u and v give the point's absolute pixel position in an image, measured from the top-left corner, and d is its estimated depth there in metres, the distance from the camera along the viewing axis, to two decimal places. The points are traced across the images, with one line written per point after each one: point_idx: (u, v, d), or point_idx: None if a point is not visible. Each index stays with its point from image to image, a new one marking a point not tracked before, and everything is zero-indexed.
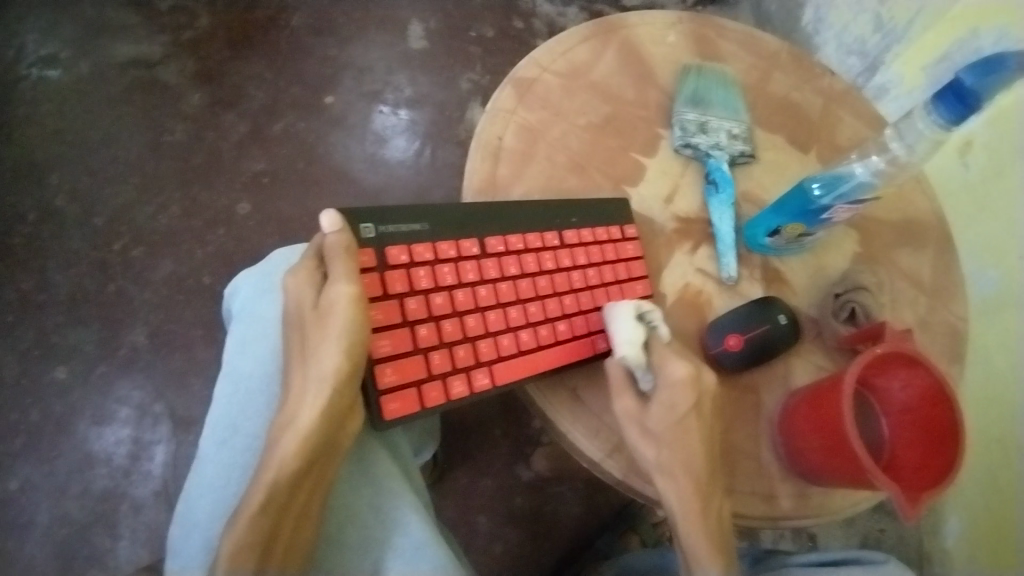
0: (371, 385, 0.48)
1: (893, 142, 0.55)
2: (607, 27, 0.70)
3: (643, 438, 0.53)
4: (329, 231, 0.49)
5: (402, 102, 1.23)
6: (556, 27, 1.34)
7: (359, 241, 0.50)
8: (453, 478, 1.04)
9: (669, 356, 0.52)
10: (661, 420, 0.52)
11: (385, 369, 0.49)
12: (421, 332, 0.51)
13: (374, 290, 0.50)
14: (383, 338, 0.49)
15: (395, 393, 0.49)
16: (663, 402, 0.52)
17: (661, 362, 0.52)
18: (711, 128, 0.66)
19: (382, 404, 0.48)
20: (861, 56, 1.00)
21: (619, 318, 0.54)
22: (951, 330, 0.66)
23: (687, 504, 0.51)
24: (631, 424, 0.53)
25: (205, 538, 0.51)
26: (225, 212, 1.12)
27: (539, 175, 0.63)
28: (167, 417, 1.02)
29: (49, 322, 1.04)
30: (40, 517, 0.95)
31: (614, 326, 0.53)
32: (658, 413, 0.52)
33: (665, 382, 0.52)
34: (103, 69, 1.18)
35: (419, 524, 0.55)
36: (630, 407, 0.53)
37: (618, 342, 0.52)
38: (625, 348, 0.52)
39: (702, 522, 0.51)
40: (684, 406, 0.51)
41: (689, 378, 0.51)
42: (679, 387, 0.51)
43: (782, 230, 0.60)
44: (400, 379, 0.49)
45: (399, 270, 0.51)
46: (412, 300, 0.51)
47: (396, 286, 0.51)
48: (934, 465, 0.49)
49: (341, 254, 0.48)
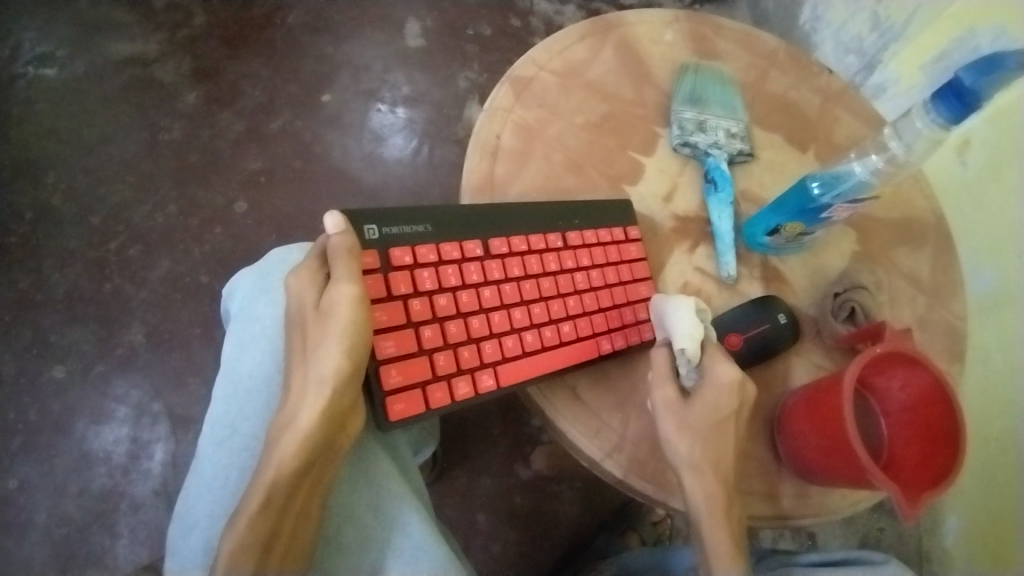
0: (375, 386, 0.48)
1: (892, 141, 0.54)
2: (605, 25, 0.70)
3: (678, 434, 0.52)
4: (332, 232, 0.49)
5: (399, 101, 1.23)
6: (553, 25, 1.33)
7: (362, 242, 0.50)
8: (453, 477, 1.04)
9: (719, 357, 0.53)
10: (701, 417, 0.52)
11: (390, 370, 0.48)
12: (425, 334, 0.50)
13: (378, 291, 0.49)
14: (386, 339, 0.49)
15: (401, 395, 0.48)
16: (706, 401, 0.52)
17: (713, 363, 0.53)
18: (709, 126, 0.65)
19: (387, 406, 0.48)
20: (858, 54, 1.00)
21: (677, 310, 0.54)
22: (950, 329, 0.66)
23: (715, 504, 0.51)
24: (668, 417, 0.52)
25: (204, 538, 0.51)
26: (222, 210, 1.12)
27: (538, 175, 0.63)
28: (166, 416, 1.01)
29: (46, 321, 1.03)
30: (38, 517, 0.95)
31: (673, 318, 0.54)
32: (700, 410, 0.52)
33: (711, 382, 0.52)
34: (99, 68, 1.17)
35: (419, 524, 0.55)
36: (670, 399, 0.53)
37: (678, 335, 0.53)
38: (686, 342, 0.52)
39: (725, 521, 0.50)
40: (727, 408, 0.52)
41: (738, 383, 0.52)
42: (725, 389, 0.52)
43: (781, 229, 0.60)
44: (405, 381, 0.49)
45: (403, 271, 0.51)
46: (416, 301, 0.51)
47: (400, 287, 0.50)
48: (934, 466, 0.48)
49: (344, 255, 0.48)
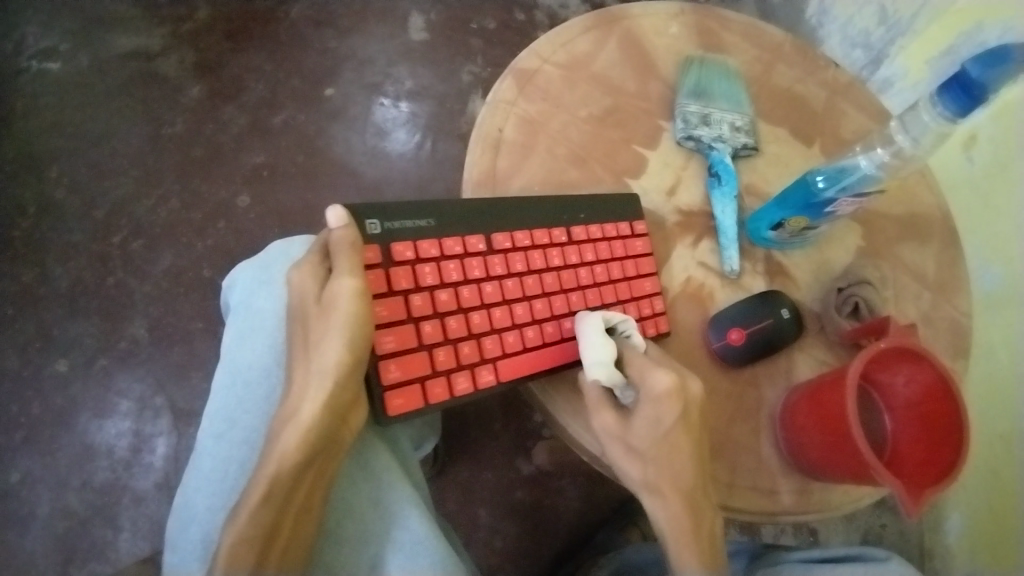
0: (375, 381, 0.48)
1: (899, 134, 0.53)
2: (609, 17, 0.69)
3: (627, 456, 0.52)
4: (335, 226, 0.48)
5: (403, 95, 1.22)
6: (558, 19, 1.32)
7: (364, 237, 0.50)
8: (455, 472, 1.04)
9: (648, 368, 0.50)
10: (645, 437, 0.51)
11: (389, 365, 0.48)
12: (426, 329, 0.50)
13: (379, 285, 0.49)
14: (387, 334, 0.48)
15: (399, 390, 0.48)
16: (647, 417, 0.50)
17: (640, 376, 0.50)
18: (713, 120, 0.65)
19: (385, 400, 0.48)
20: (865, 49, 0.99)
21: (588, 335, 0.53)
22: (954, 325, 0.65)
23: (679, 526, 0.51)
24: (613, 441, 0.51)
25: (203, 531, 0.51)
26: (225, 204, 1.12)
27: (539, 168, 0.63)
28: (168, 409, 1.01)
29: (50, 314, 1.04)
30: (41, 509, 0.95)
31: (584, 344, 0.52)
32: (642, 428, 0.51)
33: (646, 397, 0.50)
34: (102, 62, 1.17)
35: (418, 519, 0.55)
36: (610, 425, 0.51)
37: (589, 363, 0.51)
38: (597, 368, 0.51)
39: (691, 542, 0.50)
40: (668, 419, 0.50)
41: (672, 390, 0.49)
42: (661, 400, 0.49)
43: (785, 223, 0.60)
44: (404, 376, 0.49)
45: (404, 266, 0.51)
46: (417, 296, 0.50)
47: (401, 282, 0.50)
48: (937, 463, 0.48)
49: (347, 248, 0.48)
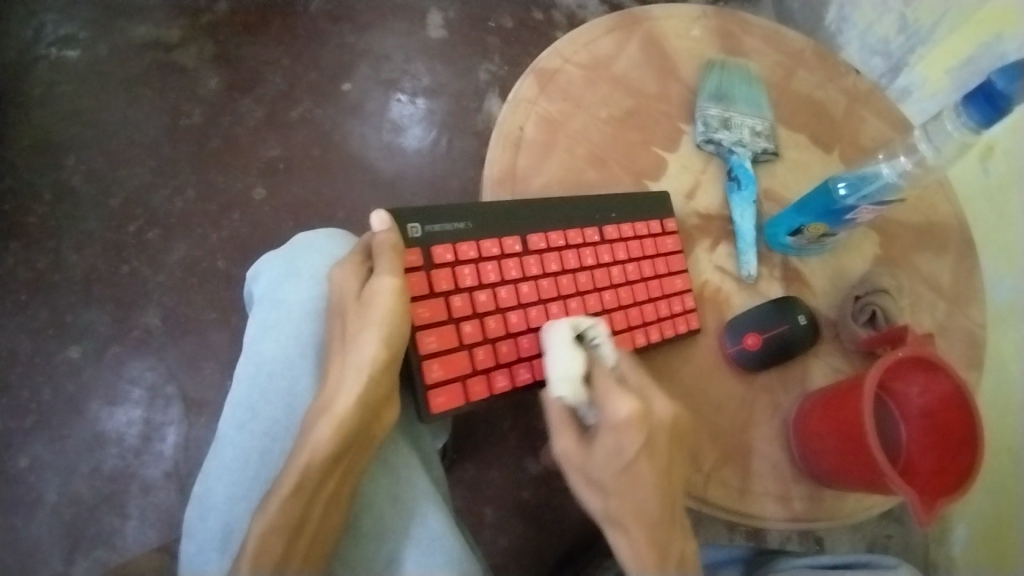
0: (418, 379, 0.49)
1: (921, 143, 0.54)
2: (631, 19, 0.69)
3: (589, 486, 0.51)
4: (378, 229, 0.49)
5: (419, 91, 1.22)
6: (576, 20, 1.32)
7: (405, 240, 0.50)
8: (462, 469, 1.04)
9: (612, 391, 0.47)
10: (605, 469, 0.49)
11: (432, 365, 0.49)
12: (466, 329, 0.51)
13: (420, 288, 0.50)
14: (429, 334, 0.49)
15: (442, 388, 0.49)
16: (608, 446, 0.48)
17: (604, 400, 0.47)
18: (734, 124, 0.65)
19: (428, 398, 0.49)
20: (884, 57, 0.98)
21: (555, 345, 0.49)
22: (969, 336, 0.65)
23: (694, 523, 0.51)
24: (574, 469, 0.50)
25: (223, 520, 0.52)
26: (240, 196, 1.12)
27: (560, 168, 0.63)
28: (179, 399, 1.02)
29: (62, 301, 1.04)
30: (48, 495, 0.96)
31: (550, 356, 0.49)
32: (601, 458, 0.48)
33: (608, 423, 0.47)
34: (121, 51, 1.18)
35: (436, 516, 0.55)
36: (570, 450, 0.49)
37: (554, 379, 0.48)
38: (563, 385, 0.47)
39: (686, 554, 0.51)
40: (629, 450, 0.48)
41: (634, 418, 0.46)
42: (621, 429, 0.47)
43: (804, 229, 0.60)
44: (447, 374, 0.49)
45: (445, 269, 0.51)
46: (457, 297, 0.51)
47: (442, 284, 0.50)
48: (949, 474, 0.48)
49: (388, 251, 0.48)
